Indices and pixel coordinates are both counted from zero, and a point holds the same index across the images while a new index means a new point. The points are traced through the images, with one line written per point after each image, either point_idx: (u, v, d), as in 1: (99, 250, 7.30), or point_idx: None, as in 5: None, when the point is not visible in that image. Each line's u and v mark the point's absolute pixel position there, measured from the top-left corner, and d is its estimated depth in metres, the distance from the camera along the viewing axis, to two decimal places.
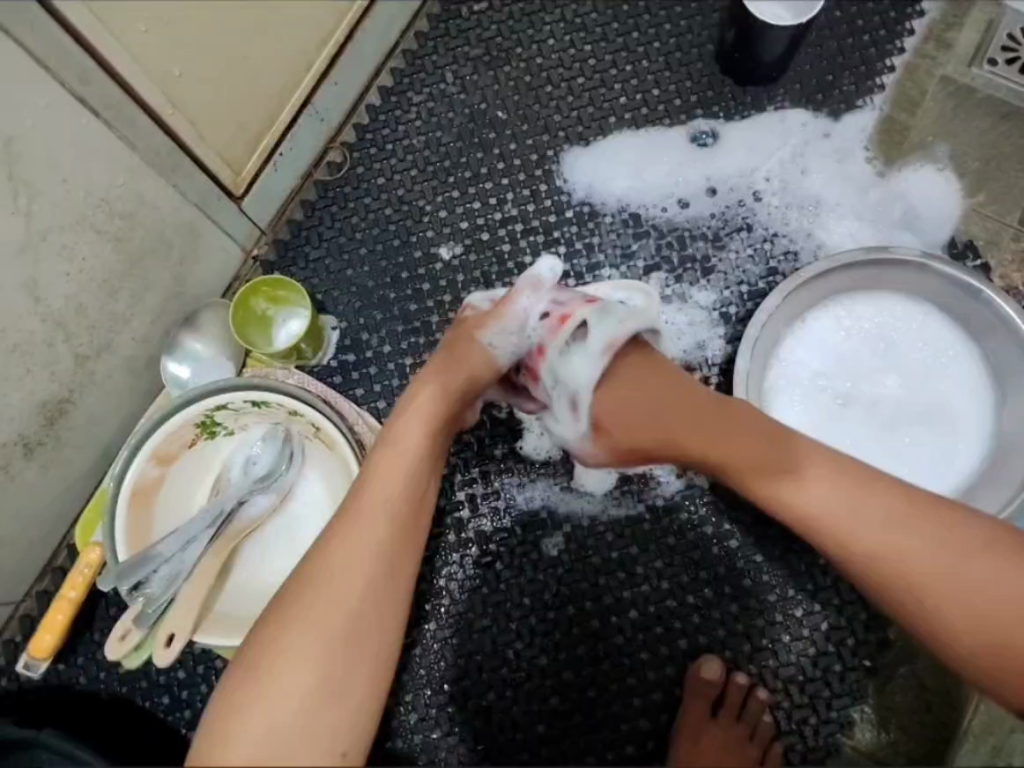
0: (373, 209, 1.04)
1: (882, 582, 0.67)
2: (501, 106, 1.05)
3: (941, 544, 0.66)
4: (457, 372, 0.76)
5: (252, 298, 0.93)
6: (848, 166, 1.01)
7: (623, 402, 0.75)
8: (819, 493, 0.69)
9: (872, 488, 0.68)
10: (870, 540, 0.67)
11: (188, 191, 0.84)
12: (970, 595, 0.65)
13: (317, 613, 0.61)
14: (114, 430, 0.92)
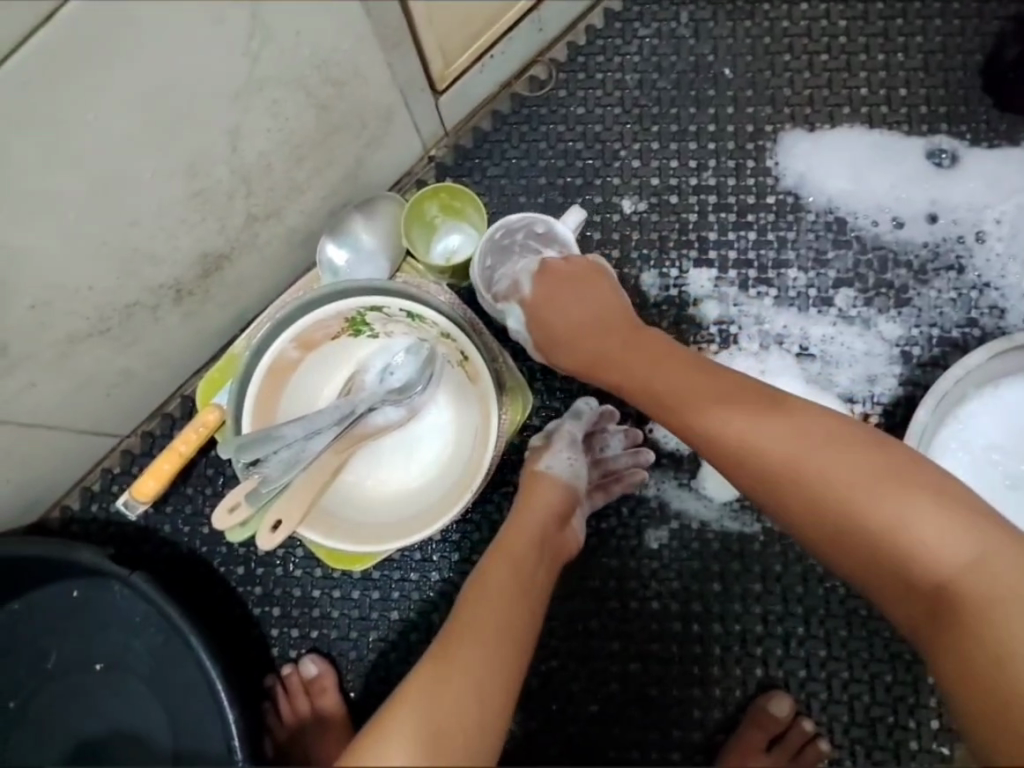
0: (565, 139, 0.97)
1: (834, 541, 0.64)
2: (729, 63, 0.96)
3: (877, 477, 0.63)
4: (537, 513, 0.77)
5: (426, 201, 0.89)
6: None
7: (562, 312, 0.82)
8: (748, 418, 0.68)
9: (798, 427, 0.66)
10: (818, 470, 0.64)
11: (399, 74, 0.80)
12: (910, 533, 0.61)
13: (450, 659, 0.61)
14: (256, 296, 0.90)
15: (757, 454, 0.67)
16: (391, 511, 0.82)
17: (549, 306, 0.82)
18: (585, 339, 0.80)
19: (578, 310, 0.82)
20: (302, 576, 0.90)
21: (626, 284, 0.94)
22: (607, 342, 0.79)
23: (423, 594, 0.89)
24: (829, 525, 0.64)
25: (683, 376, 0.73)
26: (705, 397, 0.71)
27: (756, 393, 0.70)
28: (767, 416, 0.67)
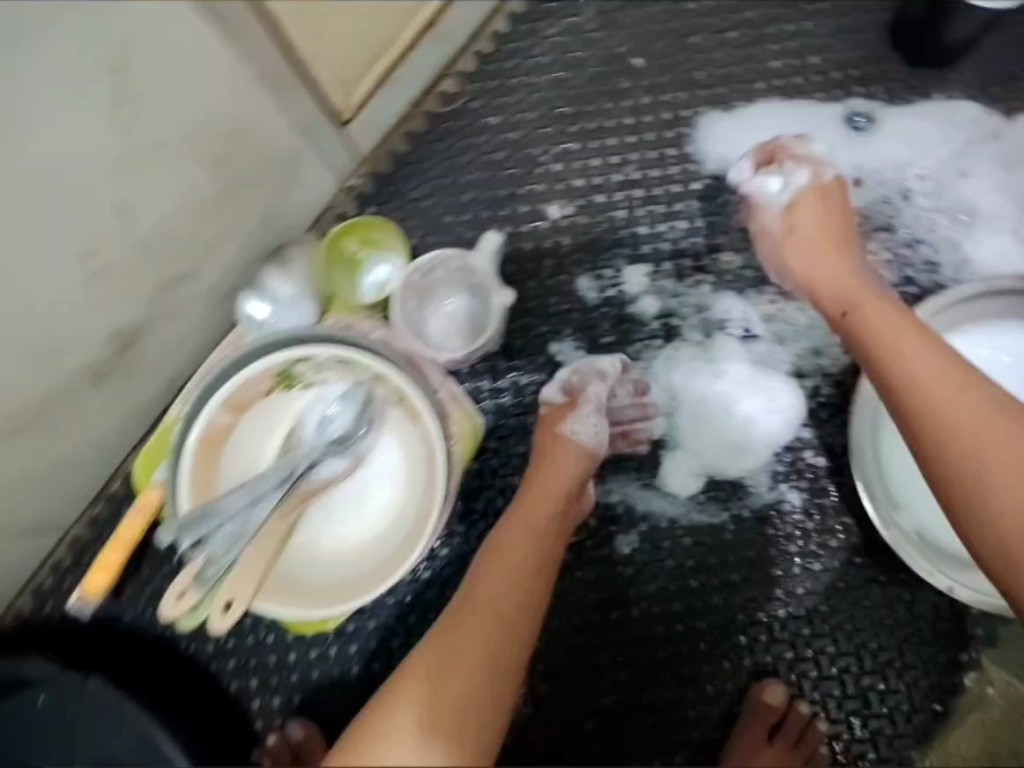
0: (483, 151, 0.94)
1: (928, 445, 0.65)
2: (639, 53, 0.94)
3: (966, 401, 0.65)
4: (554, 482, 0.79)
5: (345, 239, 0.85)
6: (1014, 176, 0.90)
7: (806, 240, 0.80)
8: (917, 355, 0.68)
9: (938, 347, 0.69)
10: (933, 407, 0.65)
11: (295, 117, 0.77)
12: (1015, 461, 0.62)
13: (453, 638, 0.64)
14: (185, 360, 0.86)
15: (912, 381, 0.67)
16: (349, 562, 0.81)
17: (818, 219, 0.80)
18: (806, 222, 0.81)
19: (803, 216, 0.81)
20: (277, 637, 0.89)
21: (564, 291, 0.93)
22: (829, 242, 0.79)
23: (402, 637, 0.88)
24: (924, 425, 0.65)
25: (883, 322, 0.72)
26: (897, 330, 0.71)
27: (943, 358, 0.68)
28: (930, 348, 0.69)
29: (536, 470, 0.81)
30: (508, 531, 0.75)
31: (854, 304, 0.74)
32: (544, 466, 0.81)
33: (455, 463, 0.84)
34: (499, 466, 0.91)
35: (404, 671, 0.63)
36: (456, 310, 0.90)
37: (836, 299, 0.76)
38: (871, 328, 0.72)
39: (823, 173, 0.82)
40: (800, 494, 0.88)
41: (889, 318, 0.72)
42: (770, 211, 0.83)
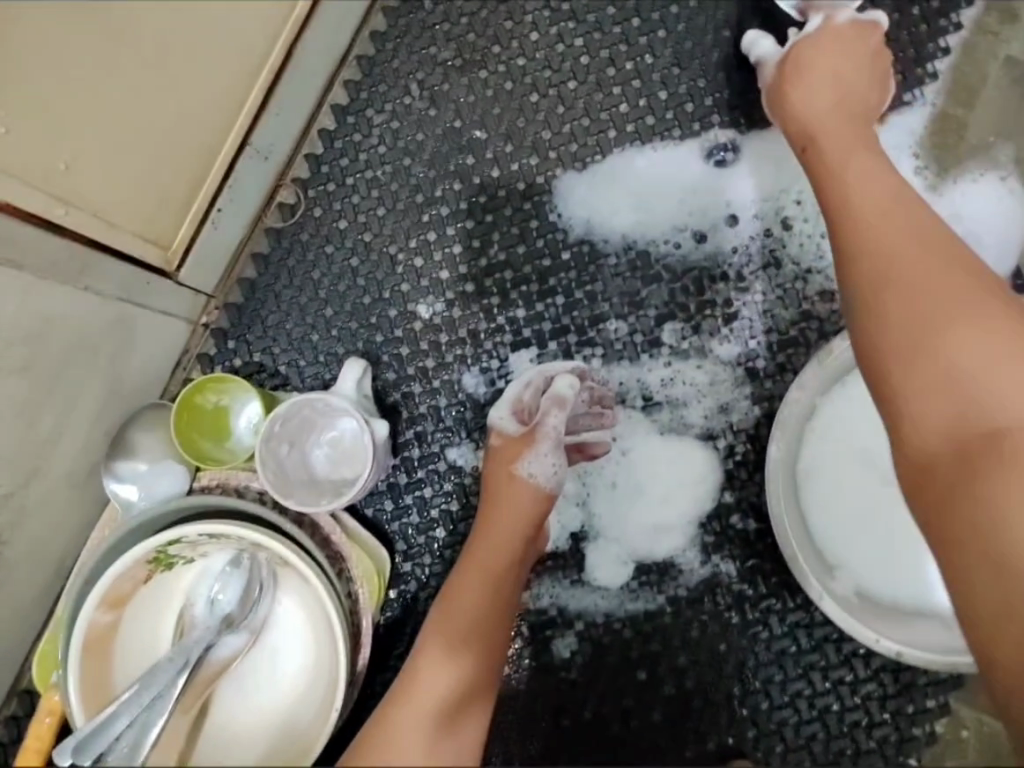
0: (337, 259, 0.88)
1: (875, 287, 0.62)
2: (480, 123, 0.87)
3: (930, 259, 0.62)
4: (518, 512, 0.75)
5: (197, 395, 0.80)
6: None
7: (828, 68, 0.75)
8: (879, 209, 0.65)
9: (912, 211, 0.65)
10: (890, 253, 0.63)
11: (106, 287, 0.72)
12: (969, 320, 0.59)
13: (442, 649, 0.66)
14: (62, 552, 0.81)
15: (862, 210, 0.66)
16: (264, 743, 0.75)
17: (818, 55, 0.76)
18: (816, 83, 0.75)
19: (809, 91, 0.75)
20: None
21: (451, 392, 0.87)
22: (819, 100, 0.74)
23: None
24: (877, 259, 0.63)
25: (866, 172, 0.68)
26: (858, 186, 0.67)
27: (909, 209, 0.65)
28: (896, 194, 0.66)
29: (493, 485, 0.78)
30: (487, 542, 0.74)
31: (823, 139, 0.72)
32: (498, 508, 0.76)
33: (363, 609, 0.78)
34: (416, 592, 0.85)
35: (393, 696, 0.62)
36: (341, 433, 0.82)
37: (810, 128, 0.74)
38: (840, 174, 0.69)
39: (834, 16, 0.78)
40: (732, 563, 0.83)
41: (882, 178, 0.67)
42: (766, 65, 0.80)
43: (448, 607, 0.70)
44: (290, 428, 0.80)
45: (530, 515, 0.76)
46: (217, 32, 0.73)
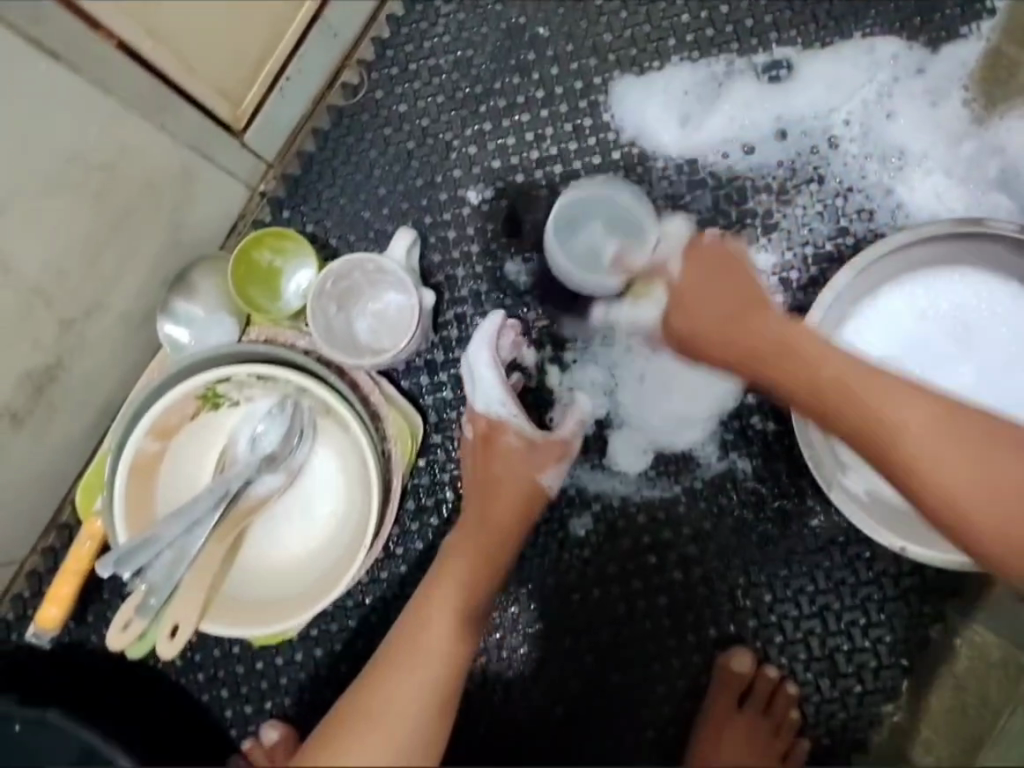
0: (394, 141, 0.91)
1: (868, 435, 0.69)
2: (544, 21, 0.90)
3: (888, 402, 0.68)
4: (506, 479, 0.80)
5: (255, 249, 0.83)
6: (942, 111, 0.86)
7: (695, 283, 0.76)
8: (807, 351, 0.71)
9: (849, 385, 0.69)
10: (862, 421, 0.69)
11: (180, 131, 0.75)
12: (931, 463, 0.66)
13: (411, 673, 0.71)
14: (113, 390, 0.85)
15: (819, 365, 0.71)
16: (296, 576, 0.80)
17: (699, 281, 0.76)
18: (709, 307, 0.75)
19: (694, 322, 0.76)
20: (241, 653, 0.90)
21: (492, 279, 0.90)
22: (709, 276, 0.76)
23: (366, 638, 0.90)
24: (860, 424, 0.69)
25: (800, 346, 0.72)
26: (802, 382, 0.71)
27: (811, 338, 0.72)
28: (835, 361, 0.71)
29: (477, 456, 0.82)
30: (477, 526, 0.79)
31: (742, 346, 0.74)
32: (495, 494, 0.80)
33: (396, 466, 0.83)
34: (444, 460, 0.90)
35: (388, 651, 0.73)
36: (386, 307, 0.85)
37: (732, 345, 0.74)
38: (756, 344, 0.73)
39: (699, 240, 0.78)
40: (749, 461, 0.87)
41: (820, 348, 0.71)
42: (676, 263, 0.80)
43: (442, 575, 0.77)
44: (339, 289, 0.84)
45: (516, 520, 0.80)
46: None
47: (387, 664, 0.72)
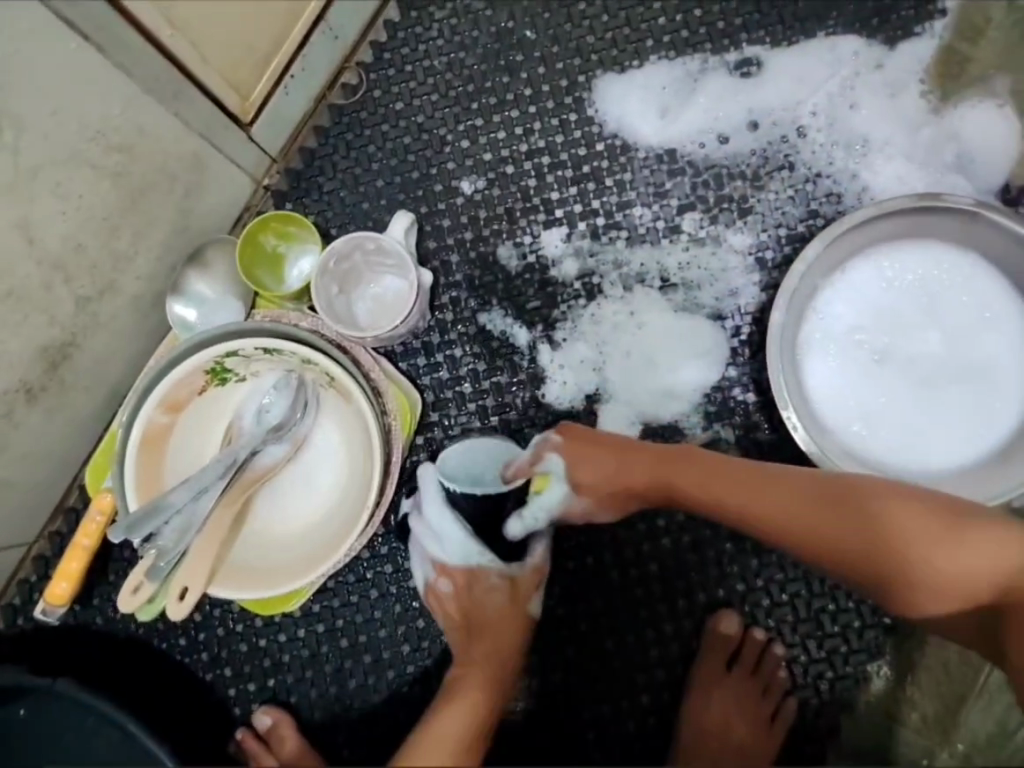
0: (391, 137, 0.96)
1: (828, 553, 0.70)
2: (530, 25, 0.96)
3: (858, 528, 0.69)
4: (505, 617, 0.80)
5: (261, 233, 0.88)
6: (901, 102, 0.92)
7: (597, 473, 0.77)
8: (805, 496, 0.70)
9: (807, 495, 0.71)
10: (830, 526, 0.69)
11: (192, 120, 0.80)
12: (908, 556, 0.68)
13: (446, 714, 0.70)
14: (122, 372, 0.89)
15: (792, 536, 0.71)
16: (300, 543, 0.84)
17: (585, 473, 0.77)
18: (589, 473, 0.77)
19: (588, 472, 0.77)
20: (244, 630, 0.92)
21: (485, 263, 0.94)
22: (643, 455, 0.77)
23: (366, 613, 0.92)
24: (821, 550, 0.70)
25: (733, 486, 0.73)
26: (746, 506, 0.72)
27: (824, 486, 0.71)
28: (787, 491, 0.71)
29: (453, 597, 0.82)
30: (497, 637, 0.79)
31: (705, 500, 0.74)
32: (485, 631, 0.79)
33: (395, 439, 0.85)
34: (440, 438, 0.93)
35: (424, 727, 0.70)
36: (385, 291, 0.90)
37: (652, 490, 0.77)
38: (720, 502, 0.73)
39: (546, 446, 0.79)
40: (732, 431, 0.91)
41: (750, 473, 0.73)
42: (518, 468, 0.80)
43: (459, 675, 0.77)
44: (340, 271, 0.88)
45: (507, 623, 0.80)
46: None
47: (433, 725, 0.69)
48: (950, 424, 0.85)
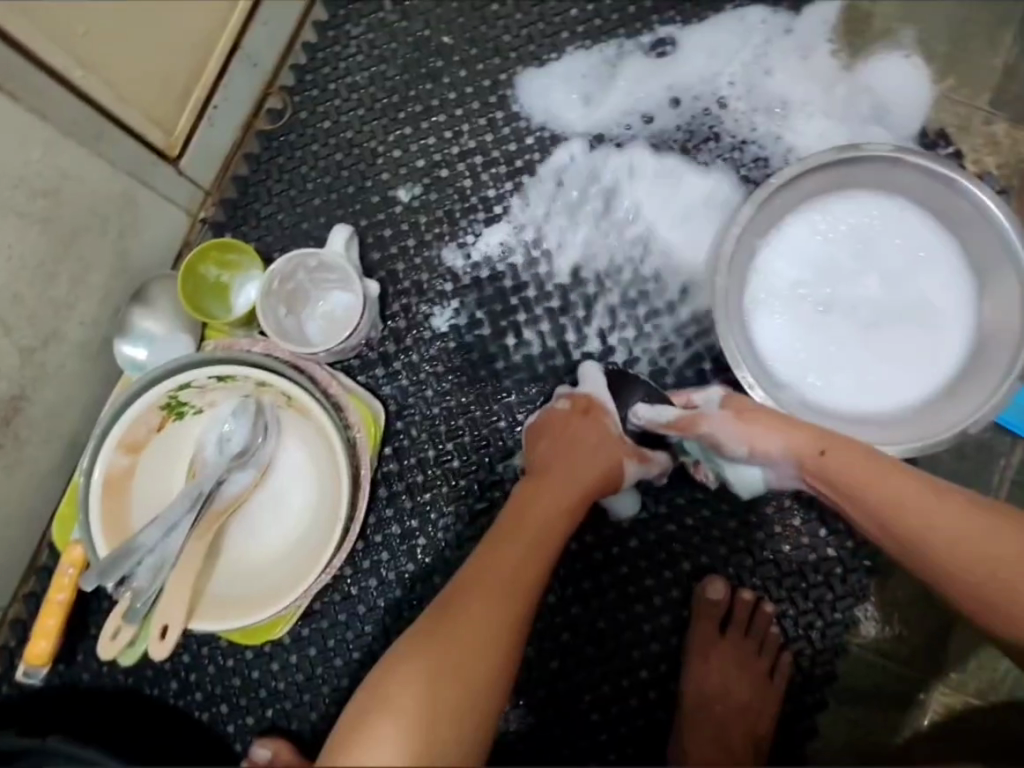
0: (323, 155, 0.96)
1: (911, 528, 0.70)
2: (446, 31, 0.97)
3: (954, 520, 0.70)
4: (588, 462, 0.81)
5: (201, 265, 0.87)
6: (813, 63, 0.95)
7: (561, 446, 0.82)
8: (932, 502, 0.70)
9: (916, 484, 0.71)
10: (910, 506, 0.70)
11: (119, 159, 0.80)
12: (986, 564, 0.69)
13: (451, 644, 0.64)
14: (78, 422, 0.88)
15: (882, 506, 0.71)
16: (277, 568, 0.84)
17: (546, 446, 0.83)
18: (766, 436, 0.75)
19: (763, 436, 0.75)
20: (236, 665, 0.91)
21: (430, 267, 0.94)
22: (817, 438, 0.74)
23: (356, 630, 0.91)
24: (900, 518, 0.70)
25: (853, 461, 0.72)
26: (856, 478, 0.72)
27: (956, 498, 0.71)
28: (892, 470, 0.71)
29: (573, 451, 0.82)
30: (543, 481, 0.79)
31: (815, 459, 0.73)
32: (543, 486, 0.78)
33: (362, 450, 0.85)
34: (408, 445, 0.93)
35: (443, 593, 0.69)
36: (334, 307, 0.91)
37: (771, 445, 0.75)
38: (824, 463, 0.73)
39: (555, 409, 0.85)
40: None
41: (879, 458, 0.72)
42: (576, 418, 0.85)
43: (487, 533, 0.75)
44: (286, 291, 0.88)
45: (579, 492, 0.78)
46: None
47: (441, 628, 0.65)
48: (898, 363, 0.89)
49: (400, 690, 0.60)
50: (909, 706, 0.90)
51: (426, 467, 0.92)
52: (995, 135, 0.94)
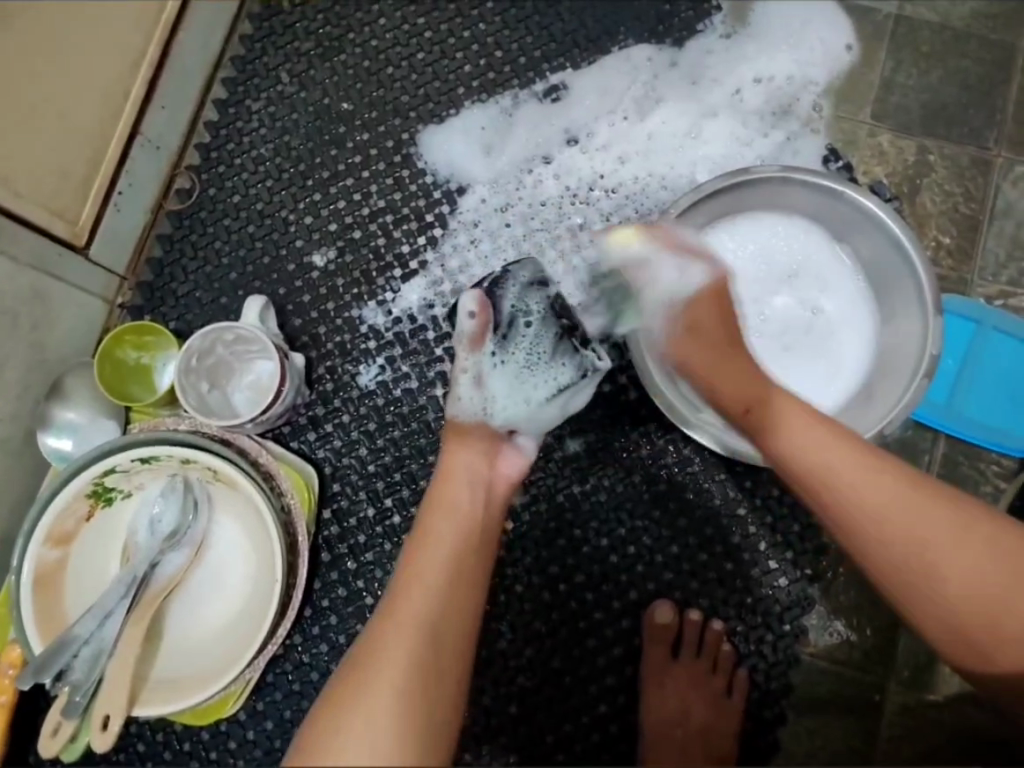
0: (235, 228, 0.98)
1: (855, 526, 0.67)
2: (345, 97, 0.99)
3: (900, 496, 0.66)
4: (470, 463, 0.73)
5: (117, 349, 0.88)
6: (711, 62, 0.99)
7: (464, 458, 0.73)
8: (846, 462, 0.67)
9: (863, 461, 0.67)
10: (836, 480, 0.67)
11: (22, 253, 0.81)
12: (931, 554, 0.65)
13: (405, 647, 0.59)
14: (10, 518, 0.87)
15: (806, 466, 0.69)
16: (223, 641, 0.84)
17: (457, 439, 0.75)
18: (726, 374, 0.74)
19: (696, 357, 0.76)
20: (192, 747, 0.90)
21: (352, 327, 0.96)
22: (747, 394, 0.73)
23: (311, 698, 0.90)
24: (819, 488, 0.68)
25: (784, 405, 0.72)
26: (791, 424, 0.70)
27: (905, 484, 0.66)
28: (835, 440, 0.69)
29: (465, 448, 0.74)
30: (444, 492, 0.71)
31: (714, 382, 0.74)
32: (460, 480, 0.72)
33: (298, 516, 0.85)
34: (347, 506, 0.93)
35: (431, 577, 0.65)
36: (258, 377, 0.92)
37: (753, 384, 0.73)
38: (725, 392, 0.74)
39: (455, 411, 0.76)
40: (623, 431, 0.94)
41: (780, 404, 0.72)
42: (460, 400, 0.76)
43: (448, 481, 0.71)
44: (206, 366, 0.89)
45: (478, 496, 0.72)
46: (76, 16, 0.80)
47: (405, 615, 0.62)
48: (804, 376, 0.93)
49: (373, 698, 0.56)
50: (869, 710, 0.91)
51: (368, 526, 0.93)
52: (881, 145, 0.98)
